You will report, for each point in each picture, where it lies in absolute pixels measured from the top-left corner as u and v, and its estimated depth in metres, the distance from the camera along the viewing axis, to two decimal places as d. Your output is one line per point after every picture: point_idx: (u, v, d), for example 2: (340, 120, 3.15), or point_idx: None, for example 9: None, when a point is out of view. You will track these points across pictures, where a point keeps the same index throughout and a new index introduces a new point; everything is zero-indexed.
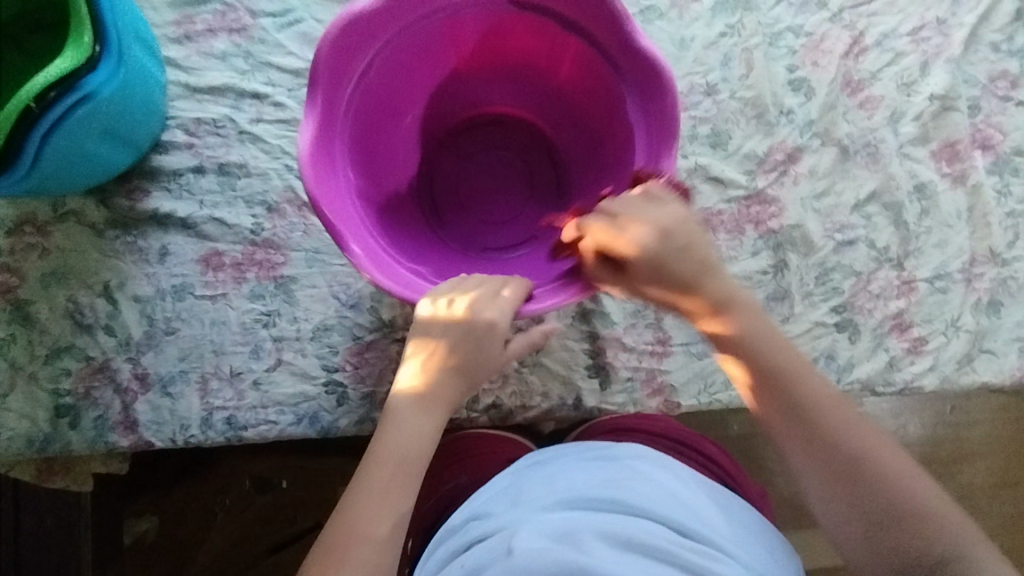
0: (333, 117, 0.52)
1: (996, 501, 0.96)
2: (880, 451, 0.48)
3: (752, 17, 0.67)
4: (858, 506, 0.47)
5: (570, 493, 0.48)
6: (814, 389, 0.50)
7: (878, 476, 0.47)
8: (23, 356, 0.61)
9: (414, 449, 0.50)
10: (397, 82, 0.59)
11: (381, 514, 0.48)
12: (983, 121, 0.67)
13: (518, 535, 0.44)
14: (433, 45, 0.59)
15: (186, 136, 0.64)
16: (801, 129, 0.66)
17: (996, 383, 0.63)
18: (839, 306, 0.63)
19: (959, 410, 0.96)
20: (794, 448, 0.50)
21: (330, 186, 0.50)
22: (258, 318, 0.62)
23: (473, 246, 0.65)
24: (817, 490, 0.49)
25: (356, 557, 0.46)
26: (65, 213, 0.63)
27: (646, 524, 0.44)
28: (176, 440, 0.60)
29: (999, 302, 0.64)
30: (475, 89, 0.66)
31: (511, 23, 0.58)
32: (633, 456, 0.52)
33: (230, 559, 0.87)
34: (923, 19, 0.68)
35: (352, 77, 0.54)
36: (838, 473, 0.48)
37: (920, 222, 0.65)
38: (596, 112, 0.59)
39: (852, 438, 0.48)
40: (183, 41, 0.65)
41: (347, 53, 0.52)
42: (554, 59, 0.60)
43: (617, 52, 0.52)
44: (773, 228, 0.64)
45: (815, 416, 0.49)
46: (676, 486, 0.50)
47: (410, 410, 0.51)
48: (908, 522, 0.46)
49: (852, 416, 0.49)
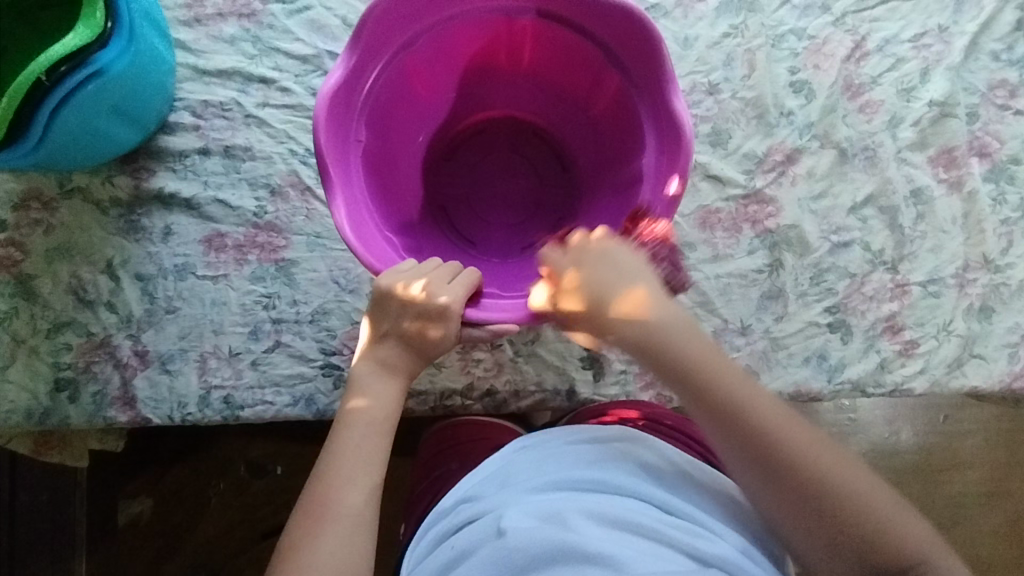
0: (346, 164, 0.52)
1: (986, 510, 0.96)
2: (837, 474, 0.45)
3: (756, 18, 0.68)
4: (823, 524, 0.45)
5: (559, 477, 0.49)
6: (769, 413, 0.47)
7: (847, 497, 0.45)
8: (25, 329, 0.62)
9: (380, 414, 0.51)
10: (388, 116, 0.60)
11: (354, 472, 0.48)
12: (981, 129, 0.68)
13: (508, 516, 0.46)
14: (411, 75, 0.59)
15: (193, 118, 0.65)
16: (801, 131, 0.67)
17: (986, 387, 0.64)
18: (833, 306, 0.64)
19: (951, 419, 0.97)
20: (759, 481, 0.46)
21: (355, 210, 0.51)
22: (258, 300, 0.63)
23: (513, 248, 0.65)
24: (779, 516, 0.46)
25: (335, 506, 0.47)
26: (72, 189, 0.64)
27: (632, 504, 0.46)
28: (173, 417, 0.61)
29: (991, 308, 0.65)
30: (471, 98, 0.67)
31: (478, 29, 0.58)
32: (618, 436, 0.53)
33: (223, 542, 0.88)
34: (925, 26, 0.69)
35: (353, 118, 0.54)
36: (807, 502, 0.45)
37: (915, 226, 0.66)
38: (591, 87, 0.61)
39: (809, 464, 0.45)
40: (192, 24, 0.66)
41: (345, 94, 0.52)
42: (553, 57, 0.61)
43: (621, 49, 0.54)
44: (770, 227, 0.65)
45: (775, 449, 0.46)
46: (659, 463, 0.51)
47: (372, 378, 0.52)
48: (878, 541, 0.44)
49: (811, 438, 0.46)
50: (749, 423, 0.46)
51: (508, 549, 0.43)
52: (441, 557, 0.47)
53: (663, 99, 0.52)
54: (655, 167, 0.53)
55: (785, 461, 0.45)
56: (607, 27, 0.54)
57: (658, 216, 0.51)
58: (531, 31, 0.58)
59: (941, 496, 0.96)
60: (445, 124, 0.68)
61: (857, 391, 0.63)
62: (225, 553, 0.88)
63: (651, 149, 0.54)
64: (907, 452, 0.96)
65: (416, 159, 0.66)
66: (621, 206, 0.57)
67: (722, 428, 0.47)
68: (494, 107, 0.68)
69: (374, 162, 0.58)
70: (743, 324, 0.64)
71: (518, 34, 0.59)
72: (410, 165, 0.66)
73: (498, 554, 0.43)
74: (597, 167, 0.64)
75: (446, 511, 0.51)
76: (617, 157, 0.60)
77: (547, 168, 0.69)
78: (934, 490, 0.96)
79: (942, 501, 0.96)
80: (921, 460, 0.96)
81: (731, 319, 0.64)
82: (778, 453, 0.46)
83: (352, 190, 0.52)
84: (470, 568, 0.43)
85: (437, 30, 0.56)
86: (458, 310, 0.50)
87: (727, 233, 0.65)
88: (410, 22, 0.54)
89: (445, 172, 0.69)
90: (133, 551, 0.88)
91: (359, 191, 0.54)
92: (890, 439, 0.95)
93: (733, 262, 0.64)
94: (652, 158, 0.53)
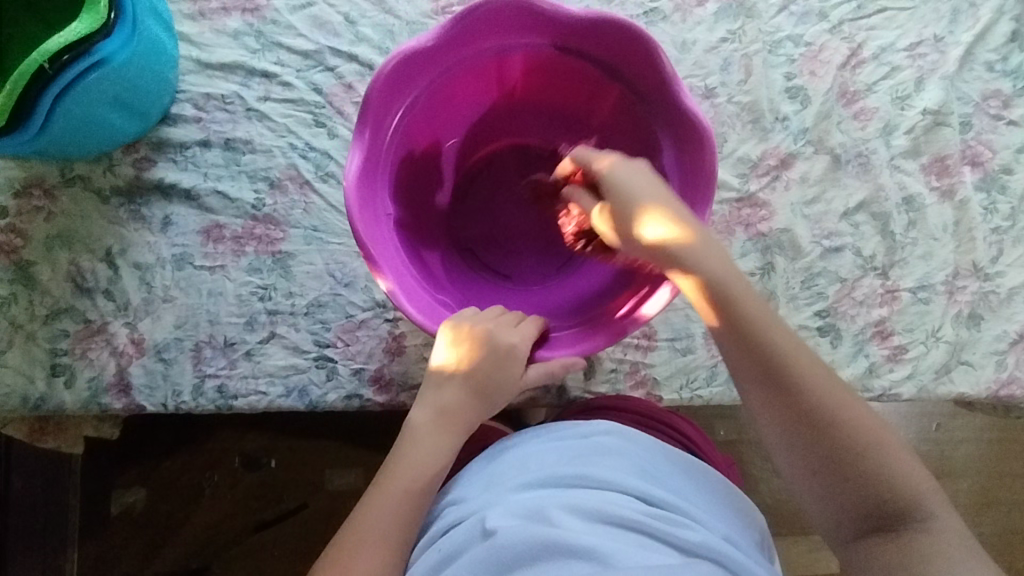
0: (382, 236, 0.53)
1: (977, 518, 0.97)
2: (842, 409, 0.47)
3: (754, 24, 0.68)
4: (822, 451, 0.46)
5: (541, 474, 0.49)
6: (794, 356, 0.48)
7: (854, 437, 0.46)
8: (24, 315, 0.63)
9: (425, 471, 0.52)
10: (406, 167, 0.60)
11: (389, 526, 0.50)
12: (974, 138, 0.69)
13: (492, 516, 0.46)
14: (419, 127, 0.59)
15: (195, 111, 0.65)
16: (795, 136, 0.67)
17: (973, 394, 0.64)
18: (823, 310, 0.65)
19: (943, 428, 0.97)
20: (776, 414, 0.47)
21: (399, 275, 0.52)
22: (254, 291, 0.64)
23: (547, 271, 0.65)
24: (781, 442, 0.48)
25: (366, 558, 0.49)
26: (73, 178, 0.64)
27: (616, 498, 0.47)
28: (167, 405, 0.62)
29: (980, 315, 0.66)
30: (472, 130, 0.66)
31: (481, 68, 0.58)
32: (602, 432, 0.52)
33: (216, 534, 0.88)
34: (921, 35, 0.69)
35: (376, 176, 0.54)
36: (810, 431, 0.47)
37: (906, 233, 0.67)
38: (590, 99, 0.61)
39: (817, 395, 0.47)
40: (196, 18, 0.66)
41: (364, 152, 0.52)
42: (555, 80, 0.61)
43: (624, 64, 0.55)
44: (762, 231, 0.66)
45: (790, 376, 0.47)
46: (644, 459, 0.51)
47: (429, 429, 0.54)
48: (872, 480, 0.46)
49: (829, 380, 0.48)
50: (764, 349, 0.47)
51: (496, 548, 0.44)
52: (430, 560, 0.47)
53: (672, 104, 0.53)
54: (675, 168, 0.54)
55: (795, 388, 0.47)
56: (608, 46, 0.55)
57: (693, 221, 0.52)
58: (534, 60, 0.58)
59: None
60: (456, 166, 0.67)
61: None
62: (216, 546, 0.88)
63: (668, 151, 0.55)
64: None
65: (438, 207, 0.66)
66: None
67: (740, 353, 0.48)
68: (495, 136, 0.68)
69: (400, 219, 0.58)
70: None
71: (516, 65, 0.59)
72: (434, 214, 0.65)
73: (486, 553, 0.44)
74: None
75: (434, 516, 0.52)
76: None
77: None
78: None
79: None
80: None
81: None
82: (796, 390, 0.47)
83: (391, 257, 0.53)
84: (461, 570, 0.44)
85: (437, 82, 0.56)
86: (524, 351, 0.54)
87: (720, 236, 0.65)
88: (420, 72, 0.54)
89: (461, 213, 0.68)
90: (126, 541, 0.88)
91: (396, 255, 0.54)
92: None
93: None
94: (671, 166, 0.55)
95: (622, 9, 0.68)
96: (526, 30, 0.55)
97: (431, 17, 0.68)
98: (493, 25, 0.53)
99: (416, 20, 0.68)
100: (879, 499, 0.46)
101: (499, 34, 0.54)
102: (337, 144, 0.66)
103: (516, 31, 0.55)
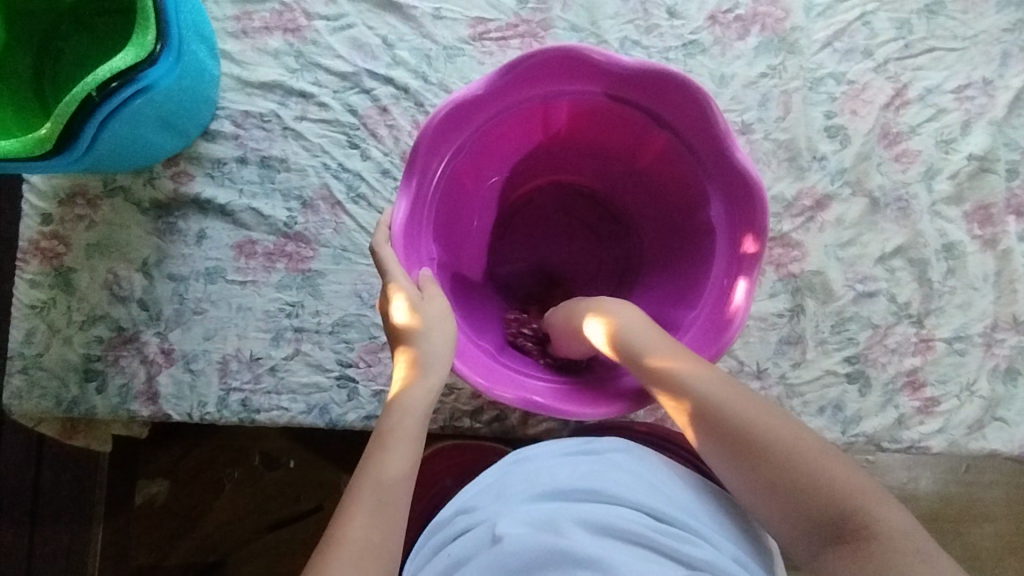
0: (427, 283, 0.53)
1: (1001, 565, 0.94)
2: (760, 422, 0.44)
3: (795, 60, 0.67)
4: (753, 469, 0.43)
5: (553, 488, 0.48)
6: (709, 384, 0.46)
7: (775, 448, 0.43)
8: (61, 320, 0.65)
9: (410, 417, 0.47)
10: (450, 211, 0.60)
11: (379, 472, 0.44)
12: (1020, 186, 0.66)
13: (502, 526, 0.45)
14: (462, 172, 0.59)
15: (233, 127, 0.67)
16: (833, 177, 0.66)
17: (1005, 451, 0.63)
18: (852, 356, 0.63)
19: (973, 469, 0.94)
20: (702, 441, 0.46)
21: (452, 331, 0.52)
22: (282, 308, 0.65)
23: None
24: (720, 467, 0.45)
25: (354, 513, 0.42)
26: (114, 188, 0.66)
27: (627, 514, 0.45)
28: (193, 415, 0.63)
29: (1017, 370, 0.64)
30: (512, 174, 0.66)
31: (523, 113, 0.57)
32: (613, 449, 0.52)
33: (233, 528, 0.88)
34: (970, 77, 0.67)
35: (421, 225, 0.54)
36: (736, 448, 0.44)
37: (944, 281, 0.65)
38: (634, 144, 0.61)
39: (733, 413, 0.45)
40: (239, 36, 0.68)
41: (411, 203, 0.52)
42: (594, 126, 0.61)
43: (664, 109, 0.55)
44: (793, 272, 0.64)
45: (706, 402, 0.45)
46: (654, 478, 0.49)
47: (396, 398, 0.48)
48: (807, 488, 0.41)
49: (747, 401, 0.45)
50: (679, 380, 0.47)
51: (505, 554, 0.43)
52: (436, 567, 0.47)
53: (726, 160, 0.53)
54: (724, 224, 0.54)
55: (712, 410, 0.45)
56: (646, 91, 0.54)
57: (740, 275, 0.53)
58: (581, 105, 0.58)
59: (956, 546, 0.93)
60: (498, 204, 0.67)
61: (871, 444, 0.62)
62: (233, 543, 0.88)
63: (715, 203, 0.55)
64: (925, 501, 0.92)
65: (478, 246, 0.66)
66: (688, 265, 0.59)
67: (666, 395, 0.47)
68: (539, 175, 0.68)
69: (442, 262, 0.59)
70: (760, 367, 0.63)
71: (559, 109, 0.58)
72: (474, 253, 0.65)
73: (493, 559, 0.43)
74: (654, 215, 0.64)
75: (443, 523, 0.51)
76: (676, 215, 0.61)
77: (598, 221, 0.69)
78: (949, 541, 0.93)
79: (957, 552, 0.93)
80: (939, 509, 0.93)
81: (747, 361, 0.63)
82: (711, 410, 0.45)
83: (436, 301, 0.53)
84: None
85: (481, 132, 0.56)
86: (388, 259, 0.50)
87: None
88: (468, 120, 0.54)
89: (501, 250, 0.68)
90: (146, 531, 0.88)
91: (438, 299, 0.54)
92: (909, 485, 0.92)
93: (755, 304, 0.64)
94: (719, 219, 0.55)
95: (661, 40, 0.67)
96: (573, 78, 0.54)
97: (469, 43, 0.68)
98: (540, 73, 0.53)
99: (453, 45, 0.68)
100: (822, 511, 0.41)
101: (545, 83, 0.54)
102: (369, 165, 0.67)
103: (563, 77, 0.54)
